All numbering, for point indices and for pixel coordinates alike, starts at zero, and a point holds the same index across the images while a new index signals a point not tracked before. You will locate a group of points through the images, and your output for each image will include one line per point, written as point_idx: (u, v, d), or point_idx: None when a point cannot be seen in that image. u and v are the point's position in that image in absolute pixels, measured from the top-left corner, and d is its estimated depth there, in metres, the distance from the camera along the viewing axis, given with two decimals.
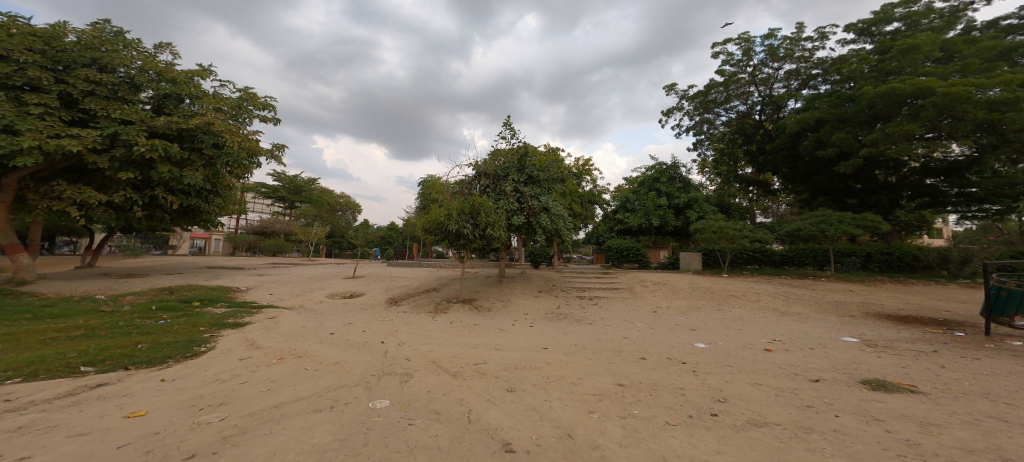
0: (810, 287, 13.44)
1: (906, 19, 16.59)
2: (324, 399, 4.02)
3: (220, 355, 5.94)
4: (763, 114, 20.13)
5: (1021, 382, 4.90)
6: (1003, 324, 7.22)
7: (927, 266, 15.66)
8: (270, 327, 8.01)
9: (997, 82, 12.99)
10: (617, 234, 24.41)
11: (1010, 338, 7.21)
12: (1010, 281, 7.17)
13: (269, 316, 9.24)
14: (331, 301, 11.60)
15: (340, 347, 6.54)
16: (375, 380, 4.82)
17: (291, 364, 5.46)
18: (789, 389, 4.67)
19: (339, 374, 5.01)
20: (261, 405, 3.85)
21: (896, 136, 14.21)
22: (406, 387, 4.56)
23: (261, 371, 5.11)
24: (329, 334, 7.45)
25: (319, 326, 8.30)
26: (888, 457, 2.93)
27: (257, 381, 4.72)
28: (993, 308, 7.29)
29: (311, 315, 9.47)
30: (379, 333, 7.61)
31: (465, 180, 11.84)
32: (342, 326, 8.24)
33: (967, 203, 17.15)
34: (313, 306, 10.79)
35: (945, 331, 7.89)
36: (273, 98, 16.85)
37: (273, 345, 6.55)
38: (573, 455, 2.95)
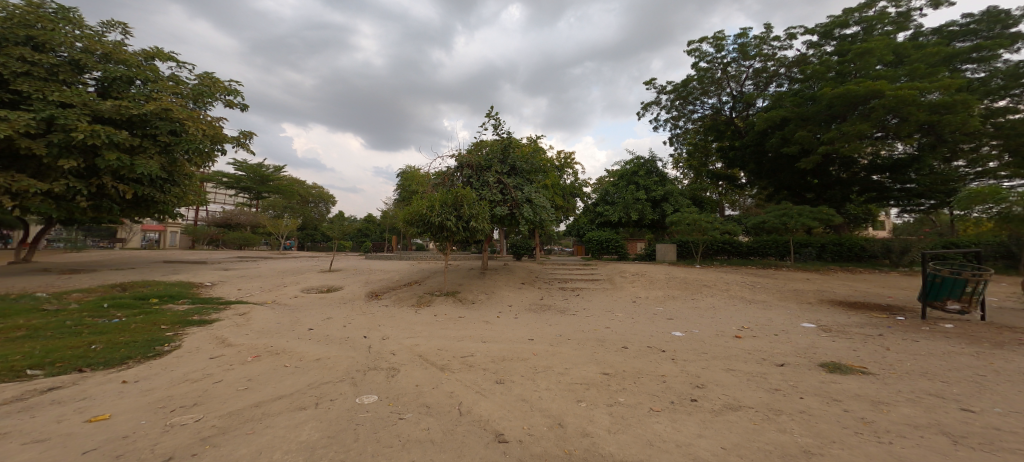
0: (773, 276, 14.24)
1: (863, 23, 17.59)
2: (309, 396, 3.94)
3: (187, 354, 5.64)
4: (734, 110, 20.93)
5: (953, 361, 5.44)
6: (940, 307, 7.94)
7: (872, 256, 16.88)
8: (240, 324, 7.67)
9: (938, 87, 14.14)
10: (597, 227, 25.05)
11: (943, 321, 7.95)
12: (944, 268, 7.94)
13: (239, 312, 8.83)
14: (307, 296, 11.21)
15: (321, 342, 6.37)
16: (361, 375, 4.74)
17: (268, 362, 5.26)
18: (758, 374, 4.98)
19: (321, 370, 4.88)
20: (240, 404, 3.71)
21: (850, 135, 15.26)
22: (393, 382, 4.51)
23: (236, 369, 4.90)
24: (307, 330, 7.23)
25: (296, 321, 8.05)
26: (847, 435, 3.19)
27: (233, 379, 4.52)
28: (929, 292, 8.04)
29: (285, 311, 9.12)
30: (361, 327, 7.46)
31: (447, 172, 11.73)
32: (321, 321, 8.02)
33: (908, 198, 18.51)
34: (287, 301, 10.40)
35: (888, 315, 8.62)
36: (237, 82, 16.00)
37: (245, 343, 6.30)
38: (565, 444, 3.05)
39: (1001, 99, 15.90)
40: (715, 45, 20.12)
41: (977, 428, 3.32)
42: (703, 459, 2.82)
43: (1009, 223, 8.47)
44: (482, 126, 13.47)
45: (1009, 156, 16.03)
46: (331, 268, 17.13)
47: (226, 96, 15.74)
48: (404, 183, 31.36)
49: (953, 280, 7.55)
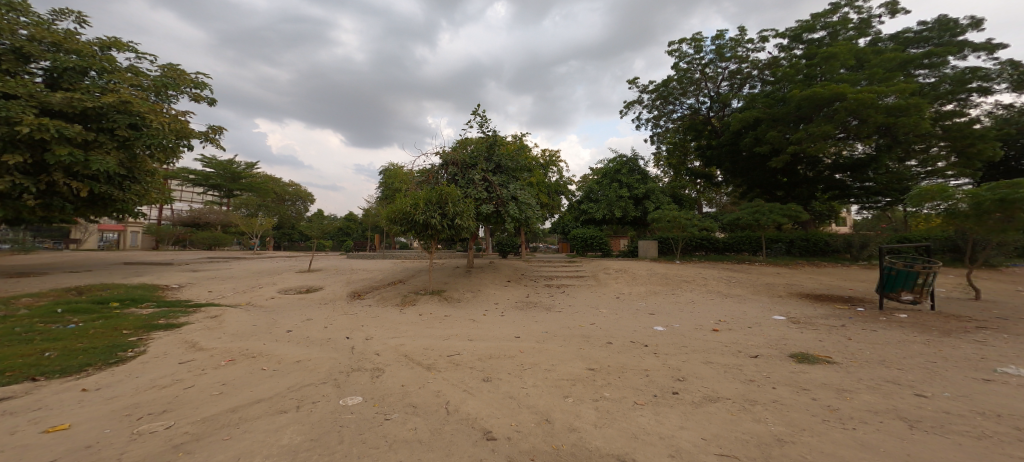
0: (747, 271, 14.83)
1: (829, 28, 18.47)
2: (290, 399, 3.83)
3: (154, 359, 5.37)
4: (711, 111, 21.63)
5: (909, 349, 5.84)
6: (894, 299, 8.48)
7: (835, 251, 17.82)
8: (212, 327, 7.35)
9: (895, 91, 15.03)
10: (581, 224, 25.55)
11: (898, 311, 8.50)
12: (898, 262, 8.45)
13: (211, 315, 8.46)
14: (284, 297, 10.86)
15: (300, 344, 6.19)
16: (344, 376, 4.64)
17: (244, 365, 5.08)
18: (734, 366, 5.19)
19: (302, 373, 4.76)
20: (215, 410, 3.58)
21: (816, 136, 16.04)
22: (378, 382, 4.45)
23: (209, 374, 4.71)
24: (285, 332, 7.02)
25: (273, 323, 7.80)
26: (815, 422, 3.38)
27: (206, 385, 4.34)
28: (885, 284, 8.54)
29: (261, 313, 8.81)
30: (343, 328, 7.30)
31: (431, 169, 11.63)
32: (300, 323, 7.80)
33: (866, 196, 19.60)
34: (262, 303, 10.04)
35: (850, 307, 9.14)
36: (205, 75, 15.34)
37: (218, 346, 6.05)
38: (553, 439, 3.10)
39: (949, 103, 17.09)
40: (693, 47, 20.65)
41: (929, 412, 3.59)
42: (685, 450, 2.93)
43: (950, 219, 9.15)
44: (467, 124, 13.37)
45: (956, 157, 17.29)
46: (309, 268, 16.65)
47: (192, 90, 15.05)
48: (387, 180, 30.84)
49: (906, 273, 8.06)
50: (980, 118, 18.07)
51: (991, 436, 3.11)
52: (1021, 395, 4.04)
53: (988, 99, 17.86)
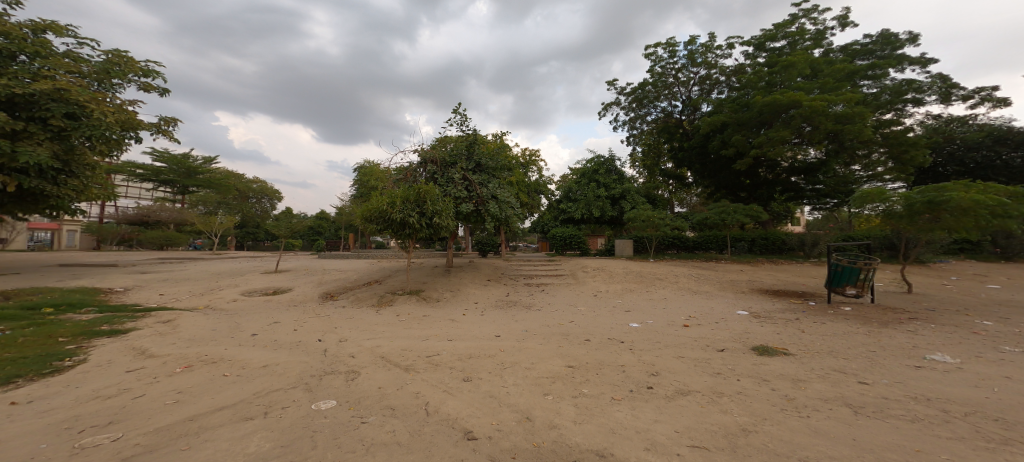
0: (714, 268, 15.51)
1: (788, 38, 19.60)
2: (257, 405, 3.65)
3: (96, 369, 4.94)
4: (683, 114, 22.53)
5: (856, 340, 6.32)
6: (839, 293, 9.08)
7: (791, 249, 18.98)
8: (164, 333, 6.86)
9: (843, 100, 16.20)
10: (561, 223, 25.92)
11: (844, 304, 9.20)
12: (844, 259, 9.17)
13: (162, 320, 7.89)
14: (248, 300, 10.30)
15: (267, 348, 5.90)
16: (316, 380, 4.46)
17: (204, 371, 4.78)
18: (704, 359, 5.41)
19: (269, 378, 4.53)
20: (172, 419, 3.34)
21: (775, 140, 17.01)
22: (353, 385, 4.31)
23: (162, 382, 4.39)
24: (250, 336, 6.66)
25: (235, 327, 7.38)
26: (776, 411, 3.59)
27: (159, 393, 4.05)
28: (833, 280, 9.18)
29: (222, 316, 8.31)
30: (314, 330, 7.02)
31: (410, 167, 11.46)
32: (266, 326, 7.43)
33: (817, 197, 20.88)
34: (223, 306, 9.47)
35: (804, 301, 9.79)
36: (156, 63, 14.33)
37: (172, 353, 5.65)
38: (534, 437, 3.12)
39: (888, 112, 18.60)
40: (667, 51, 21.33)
41: (873, 398, 3.90)
42: (660, 443, 3.03)
43: (886, 220, 10.04)
44: (447, 122, 13.20)
45: (893, 162, 18.91)
46: (276, 269, 15.88)
47: (141, 79, 14.01)
48: (361, 178, 29.95)
49: (851, 269, 8.76)
50: (914, 127, 19.81)
51: (925, 419, 3.43)
52: (947, 380, 4.48)
53: (919, 109, 19.64)
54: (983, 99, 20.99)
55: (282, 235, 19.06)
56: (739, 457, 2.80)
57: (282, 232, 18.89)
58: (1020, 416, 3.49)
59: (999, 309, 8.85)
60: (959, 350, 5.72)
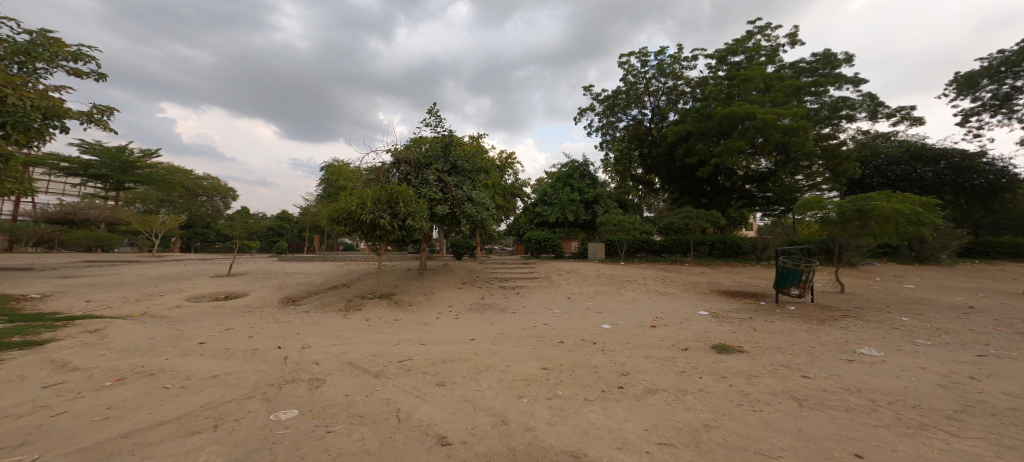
0: (679, 271, 16.19)
1: (747, 53, 20.88)
2: (206, 418, 3.38)
3: (7, 385, 4.38)
4: (651, 122, 23.43)
5: (801, 337, 6.80)
6: (784, 294, 9.82)
7: (745, 252, 20.19)
8: (92, 344, 6.20)
9: (789, 114, 17.50)
10: (535, 226, 26.16)
11: (790, 304, 9.90)
12: (789, 262, 9.86)
13: (89, 329, 7.11)
14: (195, 306, 9.53)
15: (218, 357, 5.49)
16: (275, 389, 4.21)
17: (143, 384, 4.38)
18: (670, 358, 5.62)
19: (220, 388, 4.22)
20: (103, 437, 3.03)
21: (732, 150, 18.09)
22: (317, 394, 4.10)
23: (90, 397, 3.97)
24: (197, 345, 6.17)
25: (179, 336, 6.81)
26: (735, 407, 3.79)
27: (85, 410, 3.65)
28: (779, 281, 9.86)
29: (165, 325, 7.64)
30: (272, 337, 6.63)
31: (382, 168, 11.20)
32: (216, 333, 6.92)
33: (767, 204, 22.33)
34: (165, 314, 8.71)
35: (756, 301, 10.42)
36: (90, 47, 13.12)
37: (102, 365, 5.12)
38: (509, 440, 3.10)
39: (826, 126, 20.23)
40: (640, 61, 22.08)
41: (817, 391, 4.21)
42: (630, 441, 3.10)
43: (823, 225, 10.89)
44: (422, 122, 12.99)
45: (829, 173, 20.59)
46: (230, 273, 14.82)
47: (72, 63, 12.75)
48: (328, 177, 28.73)
49: (795, 271, 9.43)
50: (847, 141, 21.67)
51: (859, 408, 3.74)
52: (875, 372, 4.92)
53: (852, 125, 21.53)
54: (903, 117, 23.33)
55: (237, 236, 17.48)
56: (701, 452, 2.92)
57: (236, 233, 17.28)
58: (934, 403, 3.89)
59: (916, 306, 9.86)
60: (884, 343, 6.31)
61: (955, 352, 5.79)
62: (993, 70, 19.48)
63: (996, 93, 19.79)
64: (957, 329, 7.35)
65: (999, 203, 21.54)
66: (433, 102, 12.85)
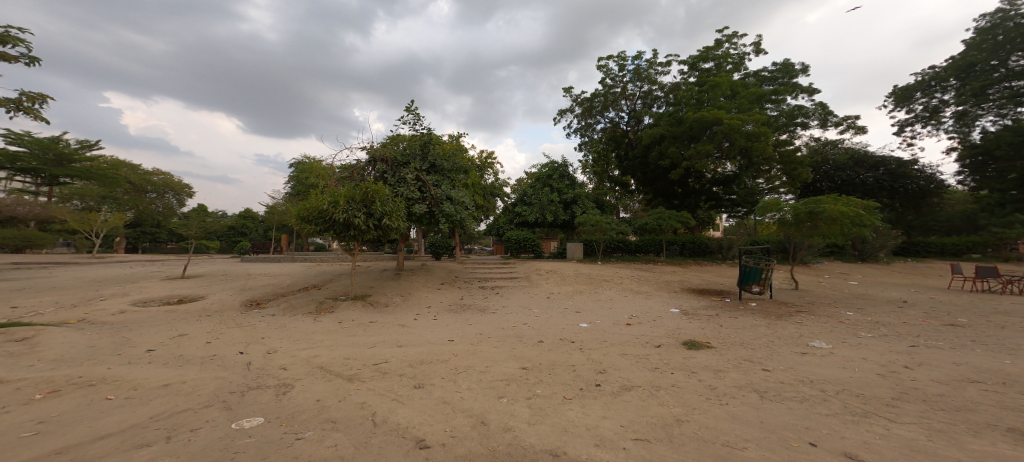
0: (653, 270, 16.63)
1: (716, 60, 21.74)
2: (159, 430, 3.16)
3: None
4: (628, 125, 23.96)
5: (762, 332, 7.16)
6: (746, 290, 10.35)
7: (712, 251, 21.05)
8: (19, 353, 5.61)
9: (752, 120, 18.37)
10: (515, 226, 26.21)
11: (753, 300, 10.41)
12: (751, 261, 10.34)
13: (17, 338, 6.44)
14: (143, 311, 8.85)
15: (171, 365, 5.14)
16: (237, 397, 3.99)
17: (82, 396, 4.04)
18: (644, 355, 5.77)
19: (173, 398, 3.95)
20: (35, 454, 2.78)
21: (700, 154, 18.83)
22: (285, 400, 3.93)
23: (18, 412, 3.60)
24: (145, 353, 5.73)
25: (124, 344, 6.30)
26: (704, 401, 3.93)
27: (12, 425, 3.31)
28: (742, 279, 10.33)
29: (107, 332, 7.03)
30: (235, 343, 6.28)
31: (357, 165, 10.92)
32: (168, 340, 6.46)
33: (732, 206, 23.35)
34: (107, 320, 8.02)
35: (722, 299, 10.88)
36: (21, 29, 12.01)
37: (30, 376, 4.65)
38: (490, 441, 3.09)
39: (783, 133, 21.45)
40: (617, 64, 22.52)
41: (776, 383, 4.44)
42: (609, 438, 3.15)
43: (779, 227, 11.50)
44: (400, 120, 12.78)
45: (786, 177, 21.83)
46: (183, 275, 13.91)
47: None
48: (297, 175, 27.55)
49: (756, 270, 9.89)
50: (801, 147, 23.01)
51: (812, 398, 3.97)
52: (830, 364, 5.23)
53: (806, 133, 22.84)
54: (847, 126, 25.00)
55: (192, 236, 16.28)
56: (674, 446, 3.01)
57: (191, 232, 16.10)
58: (874, 391, 4.20)
59: (857, 301, 10.63)
60: (838, 337, 6.73)
61: (891, 343, 6.27)
62: (925, 84, 21.42)
63: (927, 106, 21.82)
64: (893, 322, 7.97)
65: (927, 207, 23.65)
66: (412, 100, 12.62)
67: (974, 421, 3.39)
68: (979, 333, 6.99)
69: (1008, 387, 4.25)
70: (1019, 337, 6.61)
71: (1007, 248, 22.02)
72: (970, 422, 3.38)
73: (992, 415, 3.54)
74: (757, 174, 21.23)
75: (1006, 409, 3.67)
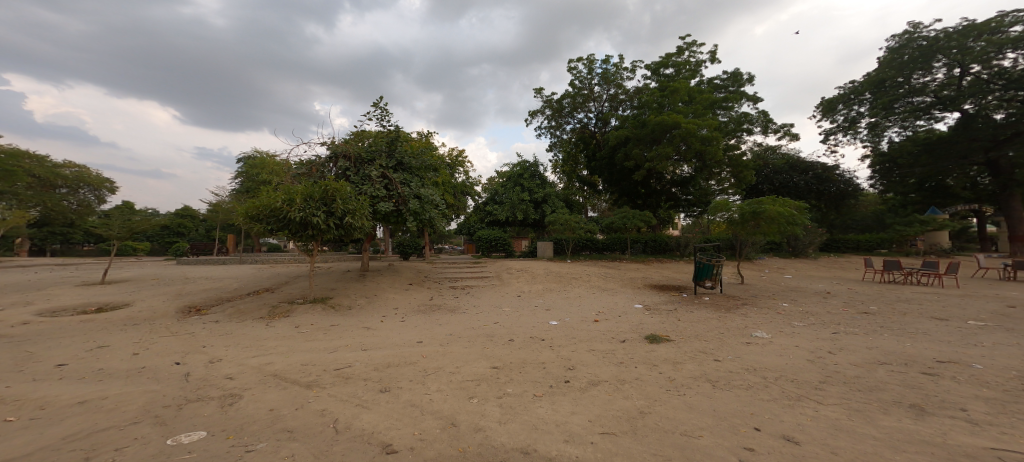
0: (619, 268, 17.14)
1: (676, 66, 22.76)
2: (77, 452, 2.84)
3: None
4: (595, 126, 24.59)
5: (713, 324, 7.58)
6: (700, 285, 10.99)
7: (671, 249, 22.02)
8: None
9: (706, 125, 19.42)
10: (485, 225, 26.12)
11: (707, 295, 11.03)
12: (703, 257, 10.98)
13: None
14: (53, 322, 7.88)
15: (95, 380, 4.63)
16: (176, 411, 3.68)
17: None
18: (610, 351, 5.93)
19: (94, 416, 3.56)
20: None
21: (661, 156, 19.73)
22: (232, 411, 3.66)
23: None
24: (58, 368, 5.11)
25: (30, 359, 5.57)
26: (665, 393, 4.09)
27: None
28: (697, 274, 10.92)
29: (11, 346, 6.21)
30: (173, 353, 5.77)
31: (317, 162, 10.42)
32: (89, 353, 5.81)
33: (689, 206, 24.49)
34: (9, 332, 7.06)
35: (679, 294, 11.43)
36: None
37: None
38: (459, 442, 3.04)
39: (731, 138, 22.87)
40: (586, 67, 23.00)
41: (728, 373, 4.71)
42: (577, 433, 3.20)
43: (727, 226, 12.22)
44: (364, 115, 12.30)
45: (735, 179, 23.24)
46: (103, 281, 12.49)
47: None
48: (247, 170, 25.77)
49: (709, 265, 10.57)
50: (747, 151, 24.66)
51: (755, 385, 4.26)
52: (774, 352, 5.63)
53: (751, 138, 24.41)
54: (784, 132, 27.00)
55: (114, 237, 14.61)
56: (637, 438, 3.10)
57: (112, 233, 14.43)
58: (809, 376, 4.56)
59: (791, 293, 11.56)
60: (781, 327, 7.27)
61: (817, 331, 6.86)
62: (846, 97, 23.14)
63: (847, 117, 23.77)
64: (828, 312, 8.73)
65: (845, 208, 26.15)
66: (379, 95, 12.21)
67: (883, 399, 3.77)
68: (887, 318, 7.83)
69: (911, 367, 4.77)
70: (918, 322, 7.47)
71: (907, 244, 24.99)
72: (881, 400, 3.76)
73: (897, 392, 3.95)
74: (710, 176, 22.46)
75: (908, 387, 4.12)
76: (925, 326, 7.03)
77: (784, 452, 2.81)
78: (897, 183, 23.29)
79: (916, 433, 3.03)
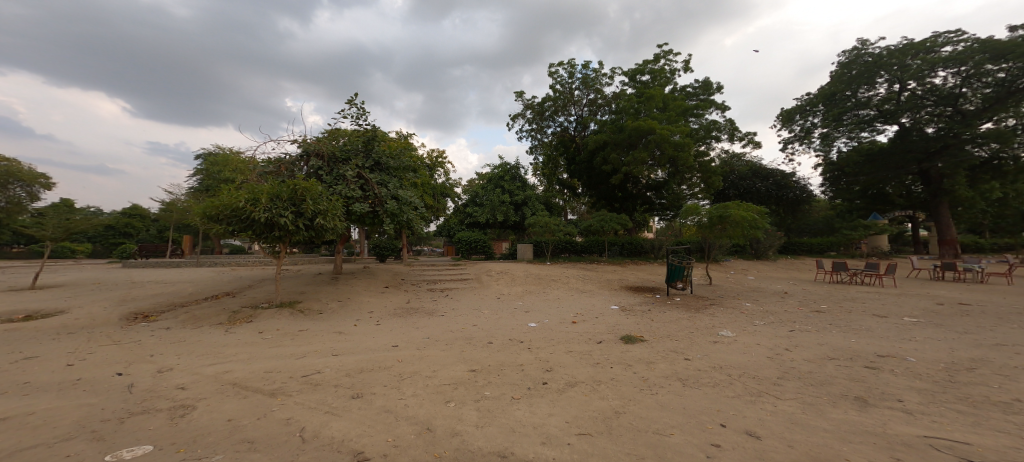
0: (597, 270, 17.33)
1: (653, 73, 23.32)
2: None
3: None
4: (575, 130, 24.89)
5: (685, 324, 7.74)
6: (673, 287, 11.24)
7: (646, 252, 22.49)
8: None
9: (679, 131, 19.97)
10: (465, 227, 25.88)
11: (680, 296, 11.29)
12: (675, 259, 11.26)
13: None
14: None
15: (21, 394, 4.18)
16: (119, 425, 3.36)
17: None
18: (588, 352, 5.93)
19: (15, 434, 3.19)
20: None
21: (637, 161, 20.18)
22: (186, 422, 3.39)
23: None
24: None
25: None
26: (640, 392, 4.11)
27: None
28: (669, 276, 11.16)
29: None
30: (118, 363, 5.32)
31: (286, 160, 9.96)
32: (16, 365, 5.26)
33: (663, 210, 25.08)
34: None
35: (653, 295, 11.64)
36: None
37: None
38: (435, 447, 2.91)
39: (701, 145, 23.64)
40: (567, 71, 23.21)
41: (695, 371, 4.79)
42: (554, 435, 3.14)
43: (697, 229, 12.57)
44: (339, 113, 11.87)
45: (705, 184, 23.98)
46: (37, 287, 11.38)
47: None
48: (209, 168, 24.38)
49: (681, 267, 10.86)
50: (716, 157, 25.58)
51: (722, 383, 4.34)
52: (734, 350, 5.78)
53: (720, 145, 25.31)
54: (749, 141, 28.18)
55: (49, 238, 13.37)
56: (614, 438, 3.07)
57: (48, 234, 13.20)
58: (764, 372, 4.69)
59: (755, 293, 12.02)
60: (747, 326, 7.50)
61: (776, 329, 7.12)
62: (801, 109, 24.35)
63: (803, 127, 25.00)
64: (791, 311, 9.10)
65: (801, 212, 27.68)
66: (353, 92, 11.82)
67: (832, 393, 3.92)
68: (839, 316, 8.25)
69: (856, 361, 5.01)
70: (868, 319, 7.90)
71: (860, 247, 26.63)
72: (830, 394, 3.90)
73: (844, 386, 4.12)
74: (683, 181, 23.09)
75: (853, 380, 4.30)
76: (878, 324, 7.42)
77: (747, 447, 2.84)
78: (844, 190, 24.26)
79: (861, 423, 3.15)
